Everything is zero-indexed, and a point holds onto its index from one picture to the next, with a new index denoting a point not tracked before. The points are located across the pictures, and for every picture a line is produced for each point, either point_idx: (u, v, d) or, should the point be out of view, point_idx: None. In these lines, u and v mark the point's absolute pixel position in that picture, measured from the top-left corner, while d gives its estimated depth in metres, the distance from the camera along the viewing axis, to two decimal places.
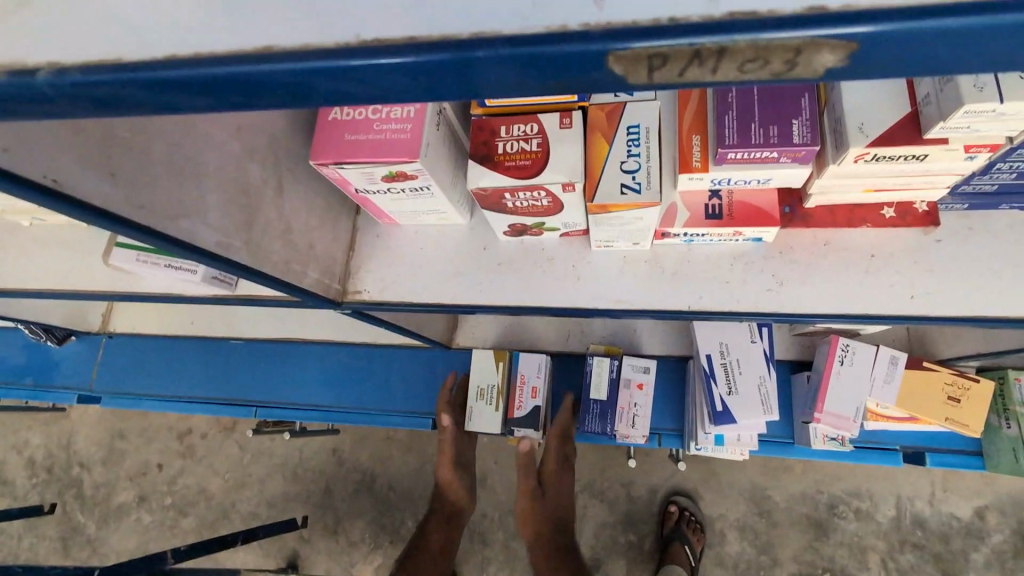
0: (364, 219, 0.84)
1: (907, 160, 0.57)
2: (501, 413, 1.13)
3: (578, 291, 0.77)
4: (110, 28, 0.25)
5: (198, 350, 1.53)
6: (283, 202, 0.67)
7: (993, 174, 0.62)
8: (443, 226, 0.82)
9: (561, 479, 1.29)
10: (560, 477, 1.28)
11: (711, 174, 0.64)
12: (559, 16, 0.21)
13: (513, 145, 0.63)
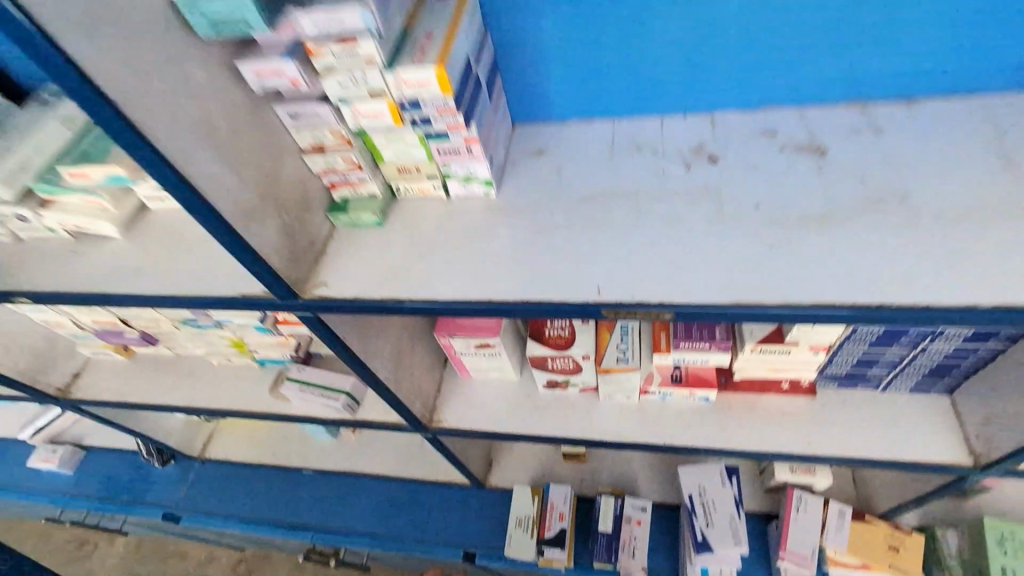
0: (450, 372, 1.26)
1: (781, 352, 0.99)
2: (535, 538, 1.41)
3: (589, 428, 1.15)
4: (425, 288, 0.72)
5: (275, 476, 1.84)
6: (412, 356, 1.11)
7: (837, 361, 1.00)
8: (500, 380, 1.22)
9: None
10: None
11: (670, 356, 1.04)
12: (581, 293, 0.67)
13: (553, 329, 1.08)
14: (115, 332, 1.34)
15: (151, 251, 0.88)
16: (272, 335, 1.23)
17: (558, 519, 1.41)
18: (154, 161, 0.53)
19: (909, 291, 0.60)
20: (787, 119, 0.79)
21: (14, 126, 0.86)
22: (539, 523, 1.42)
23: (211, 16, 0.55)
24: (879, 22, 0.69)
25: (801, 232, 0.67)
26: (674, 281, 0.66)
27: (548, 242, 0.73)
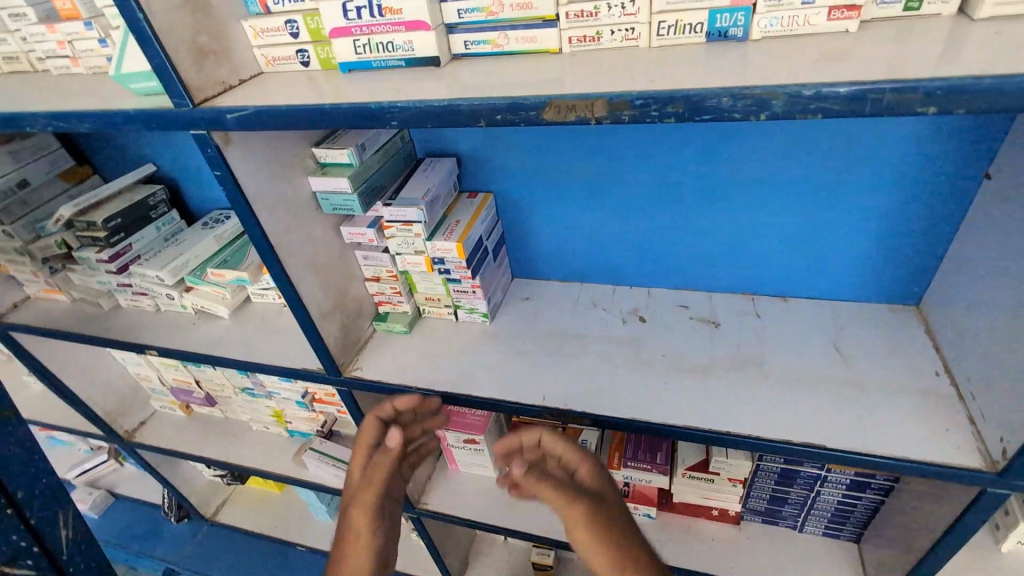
0: (441, 462, 1.50)
1: (708, 479, 1.19)
2: None
3: (549, 528, 1.35)
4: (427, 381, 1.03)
5: (272, 548, 2.01)
6: None
7: (755, 497, 1.20)
8: (481, 475, 1.45)
9: (643, 563, 0.86)
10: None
11: (621, 472, 1.22)
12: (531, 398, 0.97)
13: (526, 435, 1.33)
14: (186, 390, 1.67)
15: (245, 330, 1.24)
16: (307, 409, 1.53)
17: None
18: (282, 278, 0.90)
19: (753, 428, 0.86)
20: (699, 298, 1.11)
21: (184, 237, 1.29)
22: None
23: (333, 203, 0.93)
24: (752, 247, 1.04)
25: (688, 377, 0.96)
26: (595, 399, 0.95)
27: (518, 361, 1.04)
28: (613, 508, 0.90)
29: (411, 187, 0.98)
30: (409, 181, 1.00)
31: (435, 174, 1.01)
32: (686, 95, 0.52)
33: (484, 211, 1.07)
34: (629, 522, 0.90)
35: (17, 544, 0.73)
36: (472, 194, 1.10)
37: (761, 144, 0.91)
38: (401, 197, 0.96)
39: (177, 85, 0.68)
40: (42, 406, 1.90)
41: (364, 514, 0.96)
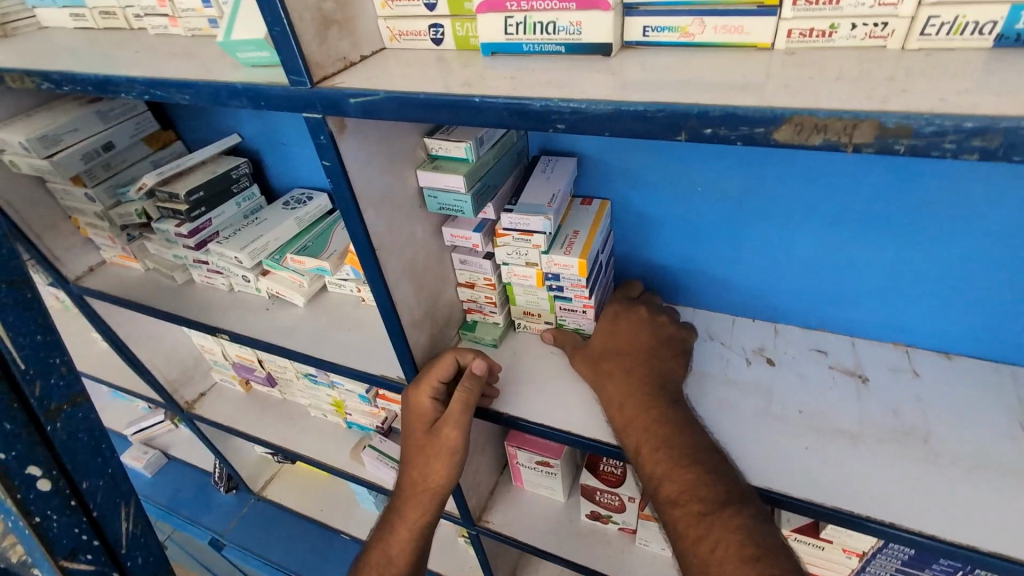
0: (505, 477, 1.41)
1: (817, 546, 1.04)
2: None
3: (620, 569, 1.23)
4: (520, 408, 0.92)
5: (316, 532, 1.99)
6: (481, 455, 1.28)
7: (870, 573, 1.04)
8: (548, 498, 1.35)
9: (682, 475, 0.73)
10: (671, 506, 0.73)
11: None
12: None
13: (607, 465, 1.21)
14: (247, 368, 1.63)
15: (320, 322, 1.16)
16: (369, 404, 1.46)
17: None
18: (378, 281, 0.79)
19: (922, 522, 0.71)
20: (839, 343, 0.96)
21: (263, 216, 1.22)
22: None
23: (441, 202, 0.82)
24: (916, 295, 0.88)
25: (833, 443, 0.81)
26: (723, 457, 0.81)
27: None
28: (663, 417, 0.79)
29: (532, 193, 0.88)
30: (529, 184, 0.90)
31: (557, 178, 0.91)
32: (1009, 124, 0.37)
33: (603, 222, 0.96)
34: (689, 430, 0.78)
35: (80, 537, 0.76)
36: (588, 200, 0.99)
37: (957, 178, 0.76)
38: (522, 202, 0.86)
39: (296, 60, 0.58)
40: (106, 364, 1.91)
41: (444, 430, 0.89)
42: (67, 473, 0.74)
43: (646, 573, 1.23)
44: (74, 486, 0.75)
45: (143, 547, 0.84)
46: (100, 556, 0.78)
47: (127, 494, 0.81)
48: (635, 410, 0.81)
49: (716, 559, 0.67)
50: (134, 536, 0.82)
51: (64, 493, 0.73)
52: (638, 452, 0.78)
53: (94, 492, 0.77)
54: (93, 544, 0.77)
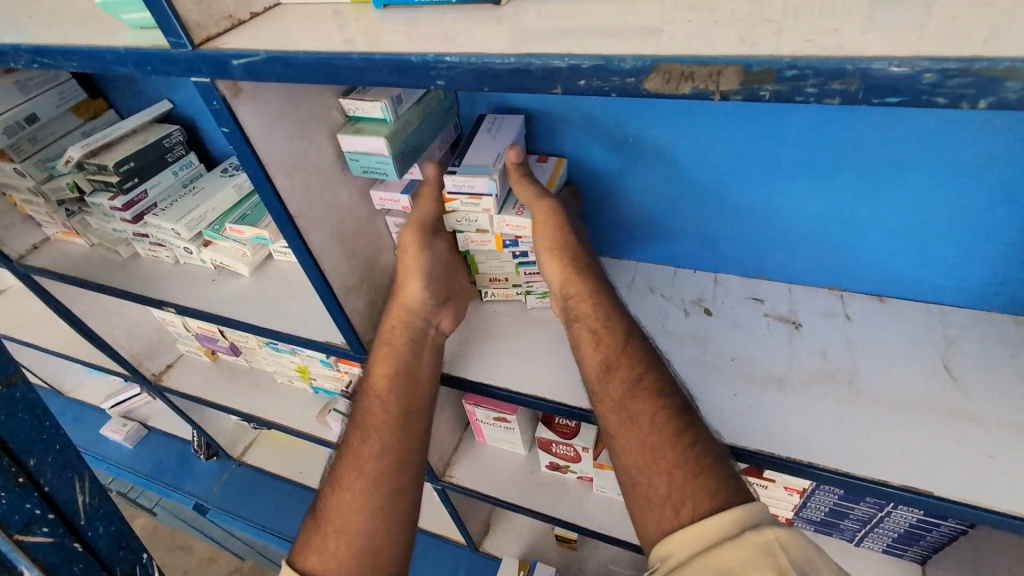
0: (468, 434, 1.44)
1: (759, 484, 1.09)
2: None
3: (579, 514, 1.29)
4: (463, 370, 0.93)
5: (297, 493, 2.05)
6: (440, 414, 1.31)
7: (811, 508, 1.10)
8: (511, 452, 1.39)
9: (643, 392, 0.73)
10: (628, 426, 0.72)
11: None
12: (578, 399, 0.86)
13: (561, 418, 1.25)
14: (210, 339, 1.63)
15: (267, 290, 1.16)
16: (332, 369, 1.47)
17: None
18: (301, 249, 0.78)
19: (839, 460, 0.74)
20: (777, 290, 0.97)
21: (202, 185, 1.19)
22: None
23: (364, 164, 0.80)
24: (848, 239, 0.88)
25: (762, 389, 0.84)
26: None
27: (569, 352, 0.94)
28: (619, 334, 0.79)
29: (478, 153, 0.86)
30: (472, 144, 0.88)
31: (503, 137, 0.89)
32: (866, 66, 0.36)
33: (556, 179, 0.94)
34: (648, 346, 0.79)
35: (33, 511, 0.77)
36: (542, 158, 0.96)
37: (881, 119, 0.75)
38: (462, 163, 0.85)
39: (171, 20, 0.55)
40: (71, 341, 1.90)
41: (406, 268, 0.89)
42: (11, 452, 0.74)
43: (604, 517, 1.29)
44: (22, 463, 0.76)
45: (101, 517, 0.86)
46: (57, 527, 0.80)
47: (77, 467, 0.82)
48: (598, 330, 0.81)
49: (668, 478, 0.67)
50: (90, 506, 0.84)
51: (10, 470, 0.74)
52: (604, 372, 0.77)
53: (42, 467, 0.78)
54: (49, 516, 0.79)
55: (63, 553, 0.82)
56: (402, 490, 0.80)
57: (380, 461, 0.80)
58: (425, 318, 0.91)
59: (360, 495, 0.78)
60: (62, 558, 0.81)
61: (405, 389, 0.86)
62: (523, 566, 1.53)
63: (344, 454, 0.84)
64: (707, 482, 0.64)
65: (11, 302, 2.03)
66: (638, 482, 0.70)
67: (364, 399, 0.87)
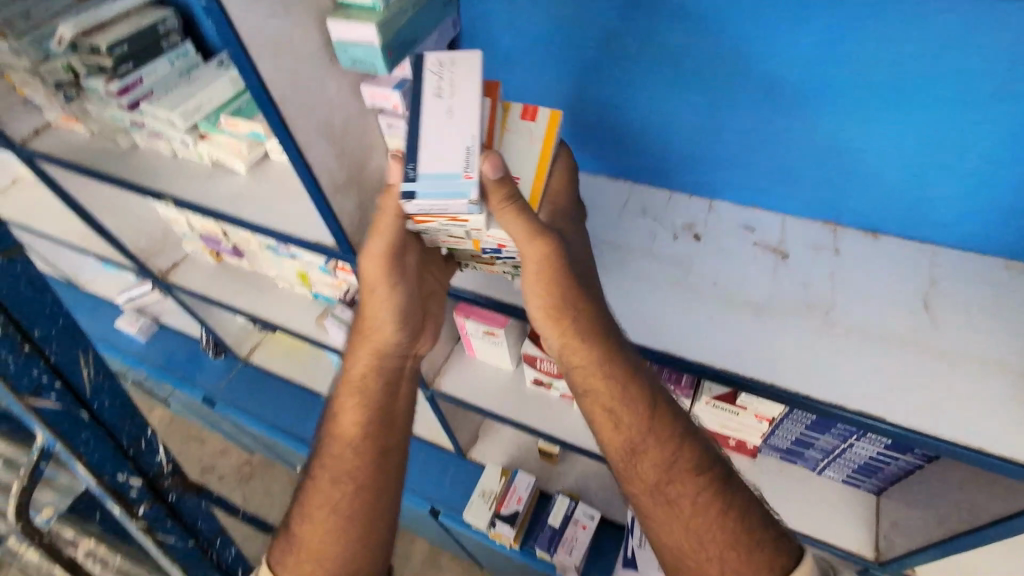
0: (459, 348, 1.49)
1: (732, 411, 1.14)
2: (492, 509, 1.62)
3: (559, 427, 1.36)
4: None
5: (300, 394, 2.16)
6: None
7: (780, 435, 1.16)
8: (499, 367, 1.44)
9: (677, 463, 0.75)
10: (665, 508, 0.75)
11: None
12: None
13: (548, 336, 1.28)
14: (214, 240, 1.66)
15: (263, 190, 1.16)
16: (330, 276, 1.51)
17: (517, 501, 1.61)
18: (287, 138, 0.77)
19: (802, 384, 0.76)
20: (770, 220, 0.95)
21: (198, 76, 1.16)
22: (498, 502, 1.62)
23: (352, 56, 0.77)
24: (851, 169, 0.85)
25: (738, 313, 0.84)
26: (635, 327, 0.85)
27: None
28: (634, 401, 0.78)
29: (441, 147, 0.72)
30: (424, 131, 0.73)
31: (461, 117, 0.74)
32: None
33: (547, 146, 0.83)
34: (666, 410, 0.79)
35: (41, 379, 0.85)
36: (531, 112, 0.83)
37: (904, 34, 0.70)
38: (422, 173, 0.72)
39: None
40: (81, 233, 1.94)
41: (379, 299, 0.88)
42: (17, 324, 0.81)
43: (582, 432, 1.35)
44: (26, 331, 0.83)
45: (106, 391, 0.96)
46: (64, 396, 0.89)
47: (79, 344, 0.90)
48: (613, 408, 0.79)
49: (721, 563, 0.71)
50: (95, 381, 0.93)
51: (16, 338, 0.81)
52: (628, 453, 0.78)
53: (48, 338, 0.85)
54: (56, 385, 0.88)
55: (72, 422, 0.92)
56: (372, 529, 0.84)
57: (355, 502, 0.84)
58: (400, 353, 0.94)
59: (330, 534, 0.82)
60: (70, 424, 0.91)
61: (385, 427, 0.89)
62: (505, 472, 1.66)
63: (311, 497, 0.86)
64: (763, 556, 0.70)
65: (24, 192, 2.07)
66: (682, 563, 0.74)
67: (332, 442, 0.88)
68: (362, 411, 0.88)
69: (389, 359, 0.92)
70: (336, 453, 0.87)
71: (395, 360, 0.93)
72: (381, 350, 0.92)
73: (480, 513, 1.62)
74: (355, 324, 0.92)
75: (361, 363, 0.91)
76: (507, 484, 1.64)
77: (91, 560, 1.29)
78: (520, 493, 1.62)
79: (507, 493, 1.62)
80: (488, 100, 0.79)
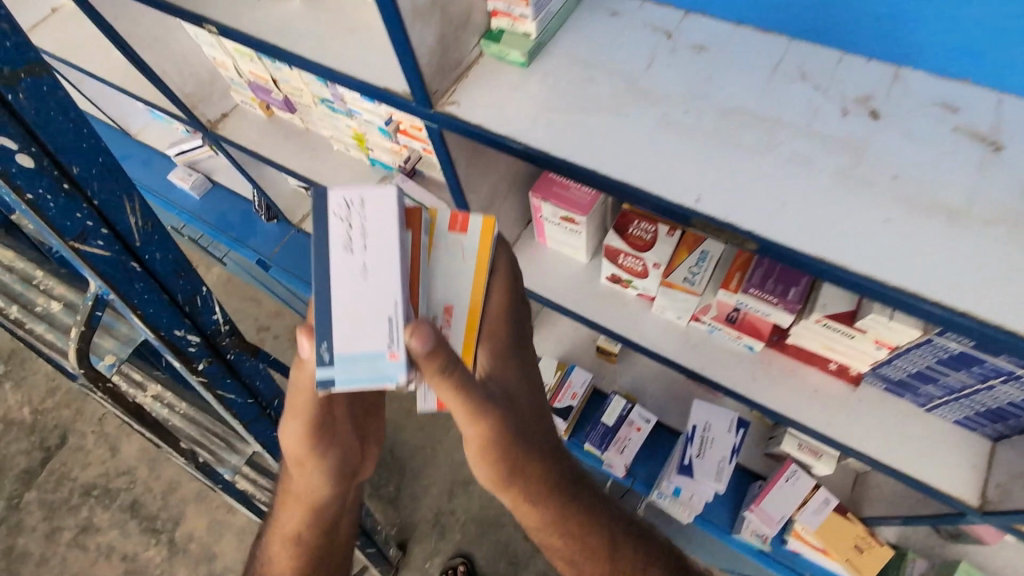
0: (529, 232, 1.35)
1: (843, 334, 1.00)
2: None
3: (632, 328, 1.24)
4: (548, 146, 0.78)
5: None
6: (503, 204, 1.19)
7: (895, 366, 1.00)
8: (571, 258, 1.30)
9: (580, 527, 0.95)
10: (561, 553, 0.95)
11: (736, 296, 1.10)
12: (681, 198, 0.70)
13: (637, 229, 1.12)
14: (264, 89, 1.49)
15: (320, 21, 0.96)
16: (391, 140, 1.37)
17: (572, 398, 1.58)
18: None
19: (1007, 318, 0.59)
20: (981, 99, 0.71)
21: None
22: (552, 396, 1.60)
23: None
24: None
25: (925, 218, 0.65)
26: (773, 213, 0.67)
27: (671, 127, 0.75)
28: (542, 487, 0.92)
29: (358, 340, 0.68)
30: (338, 331, 0.68)
31: (376, 280, 0.69)
32: None
33: (480, 257, 0.78)
34: (557, 491, 0.94)
35: (84, 221, 0.85)
36: (460, 222, 0.78)
37: None
38: (337, 356, 0.68)
39: None
40: (125, 74, 1.80)
41: (305, 448, 0.94)
42: (53, 158, 0.80)
43: (658, 337, 1.23)
44: (64, 170, 0.81)
45: (155, 243, 0.96)
46: (111, 243, 0.90)
47: (123, 187, 0.88)
48: (520, 504, 0.91)
49: None
50: (142, 229, 0.93)
51: (54, 175, 0.80)
52: (549, 527, 0.94)
53: (87, 178, 0.84)
54: (101, 231, 0.88)
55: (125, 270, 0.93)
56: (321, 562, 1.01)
57: (293, 560, 0.99)
58: (332, 502, 1.03)
59: None
60: (118, 272, 0.92)
61: (318, 553, 1.01)
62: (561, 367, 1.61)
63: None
64: None
65: (64, 22, 1.91)
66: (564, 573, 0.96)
67: (279, 538, 1.02)
68: (303, 516, 1.02)
69: (320, 481, 0.98)
70: (280, 545, 1.02)
71: (323, 476, 0.98)
72: (313, 505, 1.01)
73: None
74: (295, 468, 0.98)
75: (301, 485, 1.00)
76: (562, 379, 1.60)
77: (159, 403, 1.40)
78: (575, 389, 1.59)
79: (562, 388, 1.59)
80: (405, 237, 0.72)
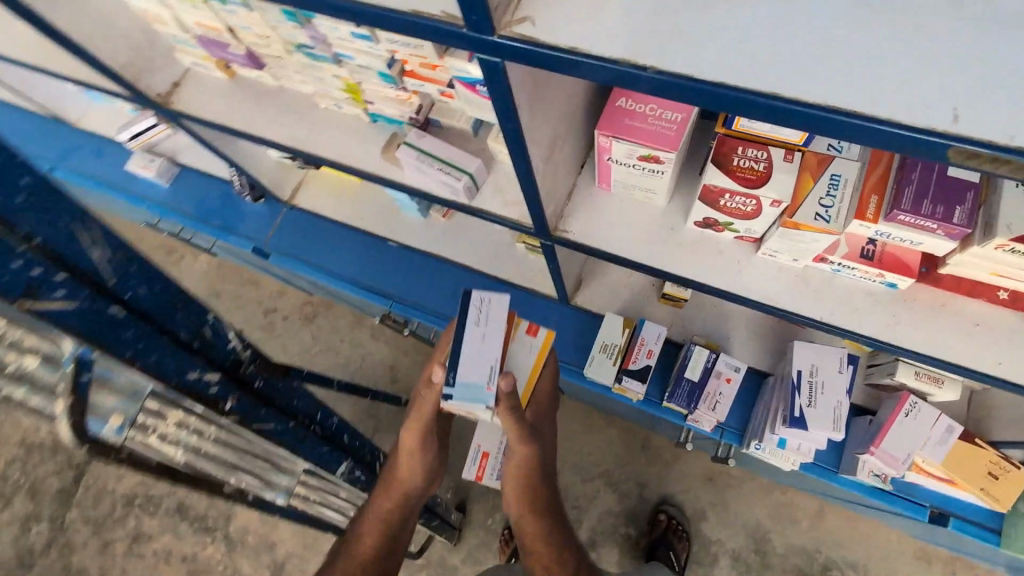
0: (585, 176, 1.08)
1: None
2: (617, 365, 1.40)
3: (736, 279, 1.01)
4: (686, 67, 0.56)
5: (360, 238, 1.85)
6: (563, 149, 0.93)
7: None
8: (644, 203, 1.06)
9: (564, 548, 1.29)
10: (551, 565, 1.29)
11: (875, 227, 0.87)
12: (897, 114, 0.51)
13: (746, 159, 0.89)
14: (219, 44, 1.17)
15: None
16: (395, 86, 1.07)
17: (648, 356, 1.39)
18: None
19: None
20: None
21: None
22: (624, 357, 1.40)
23: None
24: None
25: None
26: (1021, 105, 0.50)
27: (821, 2, 0.56)
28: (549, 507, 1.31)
29: (472, 369, 0.98)
30: (463, 352, 0.99)
31: (490, 343, 1.00)
32: None
33: (539, 360, 1.10)
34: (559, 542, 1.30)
35: (33, 270, 0.66)
36: (534, 329, 1.09)
37: None
38: (459, 379, 0.98)
39: None
40: (42, 48, 1.45)
41: (413, 432, 1.18)
42: None
43: (768, 284, 1.01)
44: None
45: (132, 275, 0.77)
46: (76, 289, 0.70)
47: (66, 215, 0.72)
48: (537, 510, 1.30)
49: None
50: (113, 263, 0.75)
51: None
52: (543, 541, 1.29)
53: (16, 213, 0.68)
54: (58, 277, 0.69)
55: (106, 320, 0.73)
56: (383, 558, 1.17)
57: (368, 551, 1.17)
58: (419, 491, 1.24)
59: None
60: (99, 324, 0.72)
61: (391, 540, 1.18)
62: (630, 323, 1.40)
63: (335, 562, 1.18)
64: None
65: None
66: None
67: (354, 543, 1.19)
68: (394, 505, 1.21)
69: (419, 469, 1.21)
70: (360, 538, 1.19)
71: (425, 464, 1.21)
72: (405, 492, 1.22)
73: (602, 372, 1.41)
74: (405, 446, 1.21)
75: (399, 466, 1.23)
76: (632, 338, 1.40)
77: None
78: (648, 346, 1.39)
79: (634, 346, 1.40)
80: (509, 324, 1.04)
